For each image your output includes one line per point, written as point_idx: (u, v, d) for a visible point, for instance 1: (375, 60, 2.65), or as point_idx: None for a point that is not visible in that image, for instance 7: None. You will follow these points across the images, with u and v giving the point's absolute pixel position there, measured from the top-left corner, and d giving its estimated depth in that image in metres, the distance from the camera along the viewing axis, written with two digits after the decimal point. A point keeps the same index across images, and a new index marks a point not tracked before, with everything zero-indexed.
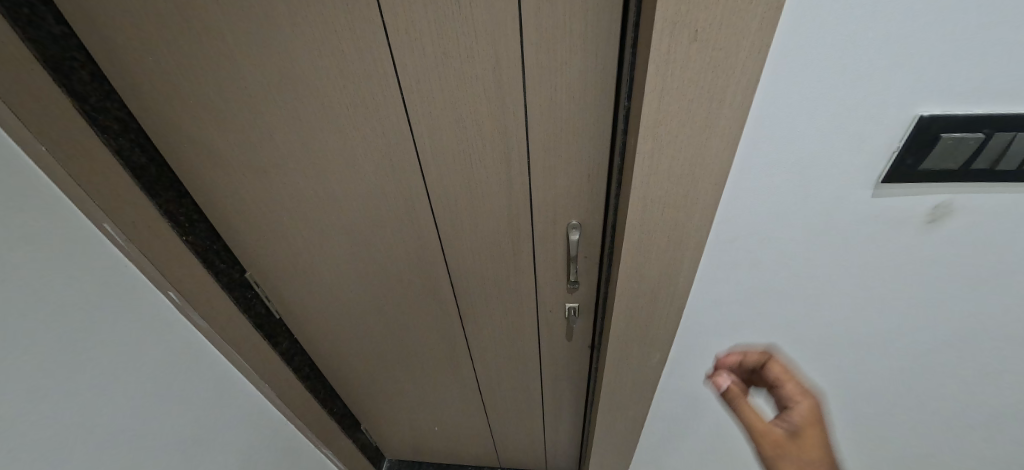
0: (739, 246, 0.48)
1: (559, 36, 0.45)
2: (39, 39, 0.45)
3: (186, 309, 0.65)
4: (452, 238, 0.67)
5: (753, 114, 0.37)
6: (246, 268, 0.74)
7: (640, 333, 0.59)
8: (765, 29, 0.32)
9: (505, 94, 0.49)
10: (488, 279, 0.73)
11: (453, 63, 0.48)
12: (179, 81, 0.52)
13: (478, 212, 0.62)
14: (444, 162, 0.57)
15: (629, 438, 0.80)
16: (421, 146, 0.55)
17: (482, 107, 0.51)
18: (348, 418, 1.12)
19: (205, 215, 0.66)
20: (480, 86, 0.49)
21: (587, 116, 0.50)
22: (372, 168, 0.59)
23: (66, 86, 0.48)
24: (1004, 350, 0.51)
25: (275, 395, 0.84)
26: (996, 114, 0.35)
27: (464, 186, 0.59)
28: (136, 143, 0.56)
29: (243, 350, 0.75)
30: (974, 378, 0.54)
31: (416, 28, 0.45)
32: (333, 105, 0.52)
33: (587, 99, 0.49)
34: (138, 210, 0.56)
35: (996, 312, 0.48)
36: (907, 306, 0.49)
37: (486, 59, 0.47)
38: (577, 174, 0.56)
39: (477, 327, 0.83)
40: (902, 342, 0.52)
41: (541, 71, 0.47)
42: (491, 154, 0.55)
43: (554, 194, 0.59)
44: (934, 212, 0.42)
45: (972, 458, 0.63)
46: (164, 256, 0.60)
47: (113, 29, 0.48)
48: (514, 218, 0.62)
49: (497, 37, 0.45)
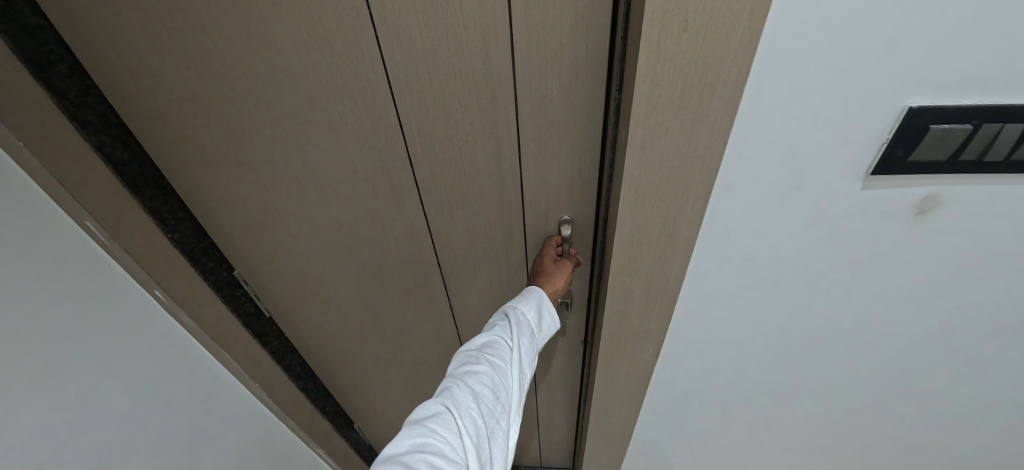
0: (730, 239, 0.48)
1: (549, 29, 0.44)
2: (14, 31, 0.44)
3: (172, 308, 0.64)
4: (444, 234, 0.66)
5: (743, 106, 0.37)
6: (235, 266, 0.73)
7: (633, 327, 0.59)
8: (756, 20, 0.32)
9: (495, 87, 0.49)
10: (481, 275, 0.72)
11: (442, 56, 0.47)
12: (161, 75, 0.51)
13: (472, 206, 0.62)
14: (435, 157, 0.56)
15: (623, 433, 0.81)
16: (411, 141, 0.55)
17: (472, 101, 0.50)
18: (342, 417, 1.12)
19: (191, 212, 0.65)
20: (469, 79, 0.48)
21: (579, 108, 0.50)
22: (361, 163, 0.58)
23: (42, 79, 0.46)
24: (991, 341, 0.52)
25: (265, 395, 0.83)
26: (984, 105, 0.35)
27: (454, 181, 0.59)
28: (118, 139, 0.54)
29: (232, 349, 0.74)
30: (961, 368, 0.55)
31: (403, 19, 0.45)
32: (320, 98, 0.51)
33: (577, 92, 0.49)
34: (121, 207, 0.55)
35: (983, 303, 0.48)
36: (896, 298, 0.50)
37: (475, 52, 0.46)
38: (569, 168, 0.56)
39: (471, 323, 0.82)
40: (892, 333, 0.53)
41: (532, 65, 0.47)
42: (481, 149, 0.55)
43: (546, 187, 0.58)
44: (922, 203, 0.42)
45: (956, 444, 0.65)
46: (149, 254, 0.59)
47: (91, 20, 0.47)
48: (506, 212, 0.62)
49: (486, 29, 0.45)
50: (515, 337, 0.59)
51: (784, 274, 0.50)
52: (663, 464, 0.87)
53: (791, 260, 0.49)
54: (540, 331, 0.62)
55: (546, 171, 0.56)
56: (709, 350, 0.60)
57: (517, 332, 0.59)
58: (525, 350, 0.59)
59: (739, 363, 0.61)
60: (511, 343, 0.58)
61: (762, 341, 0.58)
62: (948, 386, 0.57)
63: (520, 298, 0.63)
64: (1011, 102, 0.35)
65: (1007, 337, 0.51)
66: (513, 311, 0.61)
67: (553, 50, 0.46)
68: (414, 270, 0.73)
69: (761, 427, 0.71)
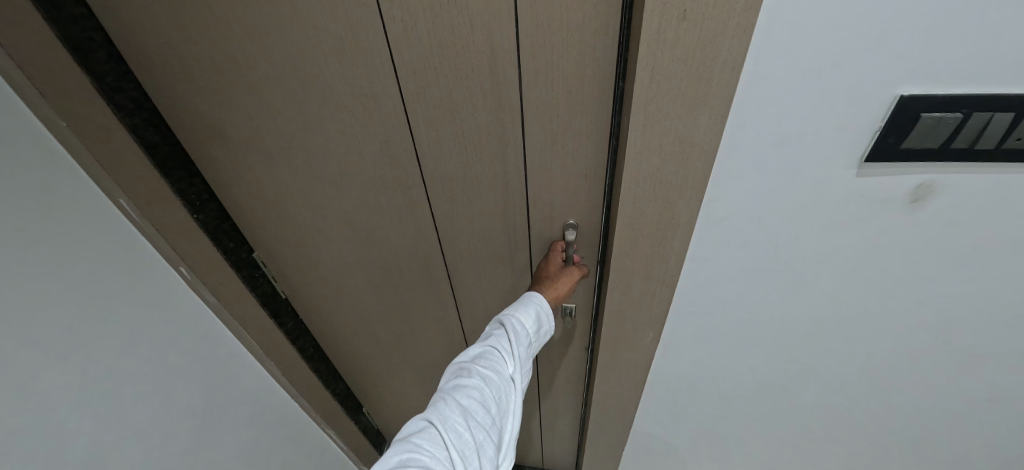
0: (729, 225, 0.49)
1: (553, 30, 0.46)
2: (60, 19, 0.47)
3: (196, 285, 0.68)
4: (451, 229, 0.69)
5: (739, 92, 0.39)
6: (253, 248, 0.76)
7: (634, 312, 0.61)
8: (750, 9, 0.33)
9: (500, 83, 0.51)
10: (486, 270, 0.75)
11: (450, 50, 0.49)
12: (190, 63, 0.54)
13: (477, 199, 0.64)
14: (443, 151, 0.59)
15: (624, 418, 0.83)
16: (421, 135, 0.57)
17: (478, 96, 0.52)
18: (352, 400, 1.15)
19: (215, 195, 0.68)
20: (476, 75, 0.51)
21: (583, 105, 0.52)
22: (372, 153, 0.60)
23: (84, 65, 0.50)
24: (987, 329, 0.53)
25: (280, 373, 0.87)
26: (974, 94, 0.37)
27: (461, 176, 0.61)
28: (150, 123, 0.58)
29: (250, 327, 0.77)
30: (958, 355, 0.56)
31: (413, 15, 0.47)
32: (335, 89, 0.54)
33: (580, 92, 0.50)
34: (152, 186, 0.59)
35: (978, 290, 0.49)
36: (892, 285, 0.51)
37: (482, 49, 0.48)
38: (577, 163, 0.57)
39: (475, 315, 0.84)
40: (888, 321, 0.54)
41: (536, 64, 0.49)
42: (487, 144, 0.57)
43: (551, 184, 0.60)
44: (916, 191, 0.44)
45: (954, 432, 0.66)
46: (176, 232, 0.63)
47: (125, 11, 0.50)
48: (511, 206, 0.64)
49: (493, 26, 0.47)
50: (509, 350, 0.58)
51: (782, 260, 0.52)
52: (665, 450, 0.89)
53: (788, 246, 0.50)
54: (535, 342, 0.62)
55: (551, 167, 0.58)
56: (709, 335, 0.62)
57: (513, 345, 0.58)
58: (519, 362, 0.58)
59: (738, 349, 0.63)
60: (506, 355, 0.57)
61: (760, 327, 0.59)
62: (944, 374, 0.59)
63: (519, 307, 0.62)
64: (1001, 91, 0.36)
65: (1001, 325, 0.52)
66: (509, 320, 0.61)
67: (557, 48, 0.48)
68: (422, 262, 0.75)
69: (760, 413, 0.72)
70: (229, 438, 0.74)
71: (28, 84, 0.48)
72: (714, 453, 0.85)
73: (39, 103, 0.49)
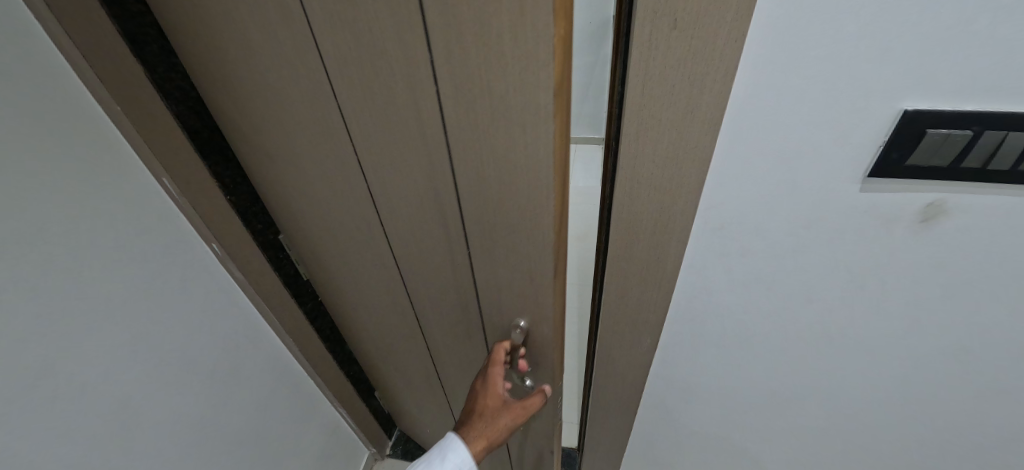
0: (726, 234, 0.49)
1: (470, 62, 0.39)
2: (122, 16, 0.53)
3: (225, 260, 0.75)
4: (404, 246, 0.66)
5: (733, 103, 0.39)
6: (280, 231, 0.82)
7: (630, 317, 0.61)
8: (740, 20, 0.34)
9: (424, 113, 0.46)
10: (442, 297, 0.70)
11: (378, 69, 0.45)
12: (213, 62, 0.57)
13: (421, 224, 0.60)
14: (383, 171, 0.56)
15: (621, 422, 0.83)
16: (361, 151, 0.55)
17: (406, 123, 0.48)
18: (364, 383, 1.21)
19: (249, 179, 0.74)
20: (403, 98, 0.46)
21: (507, 146, 0.43)
22: (327, 157, 0.60)
23: (139, 57, 0.56)
24: (996, 350, 0.51)
25: (296, 347, 0.94)
26: (984, 112, 0.36)
27: (404, 199, 0.58)
28: (193, 110, 0.63)
29: (271, 302, 0.85)
30: (964, 374, 0.55)
31: (337, 29, 0.44)
32: (288, 90, 0.54)
33: (511, 136, 0.42)
34: (192, 167, 0.65)
35: (990, 312, 0.48)
36: (895, 300, 0.50)
37: (404, 70, 0.43)
38: (519, 211, 0.49)
39: (435, 333, 0.81)
40: (890, 335, 0.53)
41: (458, 97, 0.42)
42: (418, 174, 0.53)
43: (490, 227, 0.53)
44: (926, 210, 0.42)
45: (959, 448, 0.65)
46: (209, 209, 0.70)
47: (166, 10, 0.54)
48: (450, 241, 0.58)
49: (409, 47, 0.41)
50: None
51: (782, 271, 0.51)
52: (663, 451, 0.89)
53: (787, 257, 0.50)
54: None
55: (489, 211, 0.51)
56: (706, 341, 0.62)
57: None
58: None
59: (737, 352, 0.63)
60: None
61: (758, 334, 0.59)
62: (942, 392, 0.58)
63: (442, 454, 0.59)
64: (1016, 110, 0.35)
65: (1010, 347, 0.50)
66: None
67: (490, 74, 0.39)
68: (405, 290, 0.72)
69: (756, 419, 0.72)
70: (238, 403, 0.82)
71: (90, 74, 0.54)
72: (711, 455, 0.85)
73: (97, 89, 0.55)
